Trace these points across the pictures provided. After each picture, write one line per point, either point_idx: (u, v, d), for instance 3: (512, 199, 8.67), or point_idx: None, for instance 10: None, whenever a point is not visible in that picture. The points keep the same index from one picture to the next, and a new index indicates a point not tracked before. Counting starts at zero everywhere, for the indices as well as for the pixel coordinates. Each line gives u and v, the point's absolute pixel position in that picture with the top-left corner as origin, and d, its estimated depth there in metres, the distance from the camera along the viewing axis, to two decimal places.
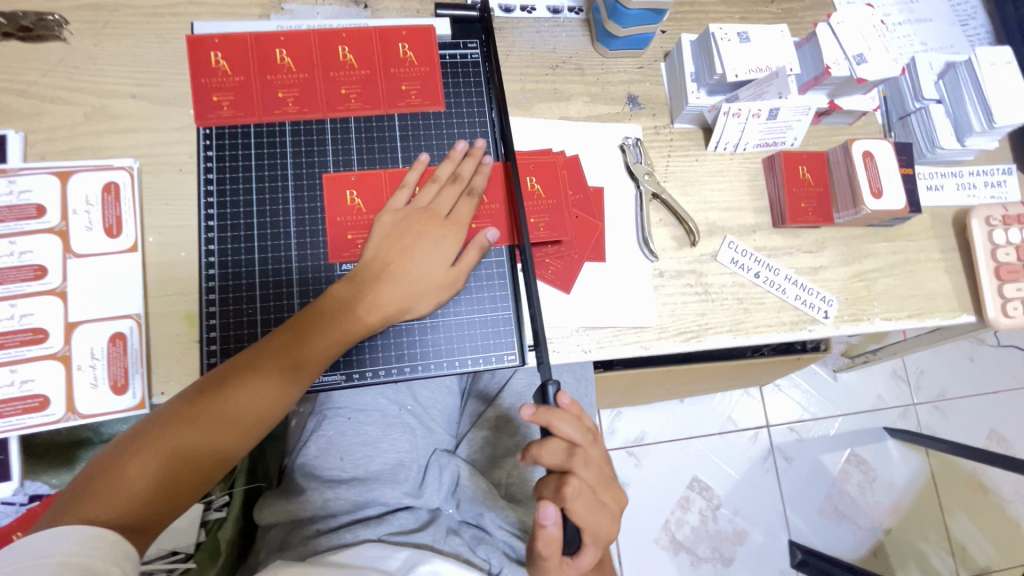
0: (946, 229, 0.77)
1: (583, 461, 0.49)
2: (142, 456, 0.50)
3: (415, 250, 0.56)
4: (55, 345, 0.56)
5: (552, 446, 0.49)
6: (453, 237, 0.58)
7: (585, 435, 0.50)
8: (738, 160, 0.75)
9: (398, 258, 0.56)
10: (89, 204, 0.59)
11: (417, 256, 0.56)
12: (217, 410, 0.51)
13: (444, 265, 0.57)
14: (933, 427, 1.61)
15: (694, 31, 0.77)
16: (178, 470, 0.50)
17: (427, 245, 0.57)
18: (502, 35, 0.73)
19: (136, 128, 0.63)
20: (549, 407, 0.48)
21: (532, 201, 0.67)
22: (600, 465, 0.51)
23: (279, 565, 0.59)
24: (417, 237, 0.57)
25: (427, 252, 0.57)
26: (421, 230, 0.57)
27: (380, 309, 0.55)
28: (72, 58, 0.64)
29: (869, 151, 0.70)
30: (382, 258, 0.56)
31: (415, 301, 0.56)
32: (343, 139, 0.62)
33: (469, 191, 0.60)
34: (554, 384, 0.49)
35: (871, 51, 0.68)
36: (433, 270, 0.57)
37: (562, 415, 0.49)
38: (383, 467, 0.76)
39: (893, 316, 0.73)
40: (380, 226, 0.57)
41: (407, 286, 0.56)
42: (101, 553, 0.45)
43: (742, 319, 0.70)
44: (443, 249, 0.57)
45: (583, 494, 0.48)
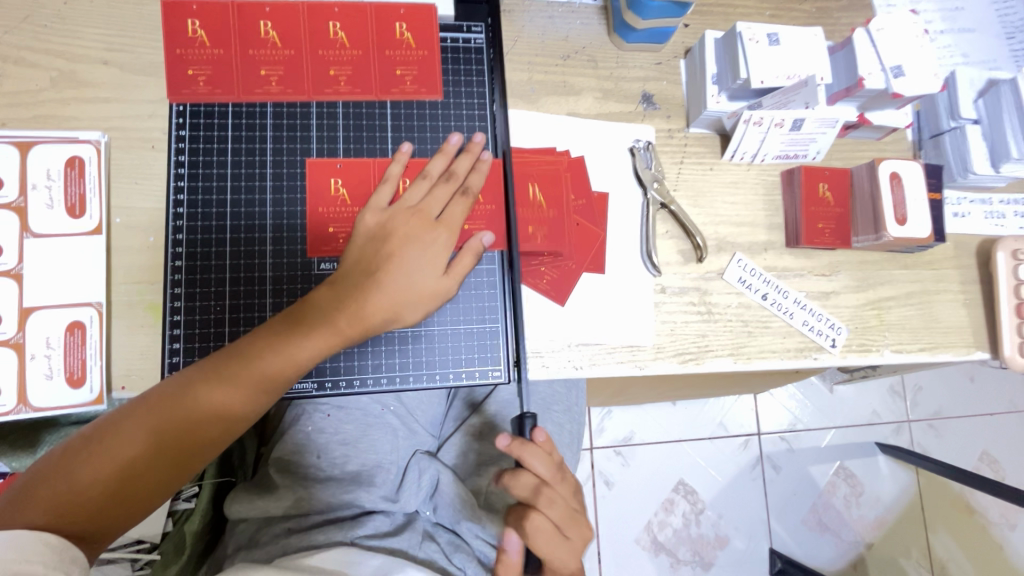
0: (968, 260, 0.73)
1: (549, 500, 0.50)
2: (97, 461, 0.46)
3: (401, 255, 0.51)
4: (9, 332, 0.53)
5: (521, 479, 0.49)
6: (443, 241, 0.53)
7: (554, 472, 0.50)
8: (755, 171, 0.70)
9: (383, 265, 0.51)
10: (51, 180, 0.55)
11: (404, 263, 0.51)
12: (180, 421, 0.48)
13: (435, 273, 0.52)
14: (927, 446, 1.59)
15: (719, 26, 0.71)
16: (134, 478, 0.47)
17: (416, 251, 0.52)
18: (510, 18, 0.68)
19: (106, 98, 0.58)
20: (521, 439, 0.49)
21: (532, 206, 0.62)
22: (567, 503, 0.51)
23: (243, 568, 0.56)
24: (404, 241, 0.52)
25: (415, 258, 0.51)
26: (409, 233, 0.52)
27: (363, 320, 0.49)
28: (39, 16, 0.59)
29: (897, 173, 0.65)
30: (365, 265, 0.51)
31: (403, 310, 0.51)
32: (329, 126, 0.58)
33: (464, 190, 0.55)
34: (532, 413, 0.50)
35: (911, 64, 0.62)
36: (422, 278, 0.51)
37: (530, 448, 0.49)
38: (359, 468, 0.72)
39: (903, 349, 0.69)
40: (364, 228, 0.53)
41: (394, 296, 0.50)
42: (42, 558, 0.43)
43: (745, 343, 0.66)
44: (433, 255, 0.52)
45: (543, 530, 0.49)
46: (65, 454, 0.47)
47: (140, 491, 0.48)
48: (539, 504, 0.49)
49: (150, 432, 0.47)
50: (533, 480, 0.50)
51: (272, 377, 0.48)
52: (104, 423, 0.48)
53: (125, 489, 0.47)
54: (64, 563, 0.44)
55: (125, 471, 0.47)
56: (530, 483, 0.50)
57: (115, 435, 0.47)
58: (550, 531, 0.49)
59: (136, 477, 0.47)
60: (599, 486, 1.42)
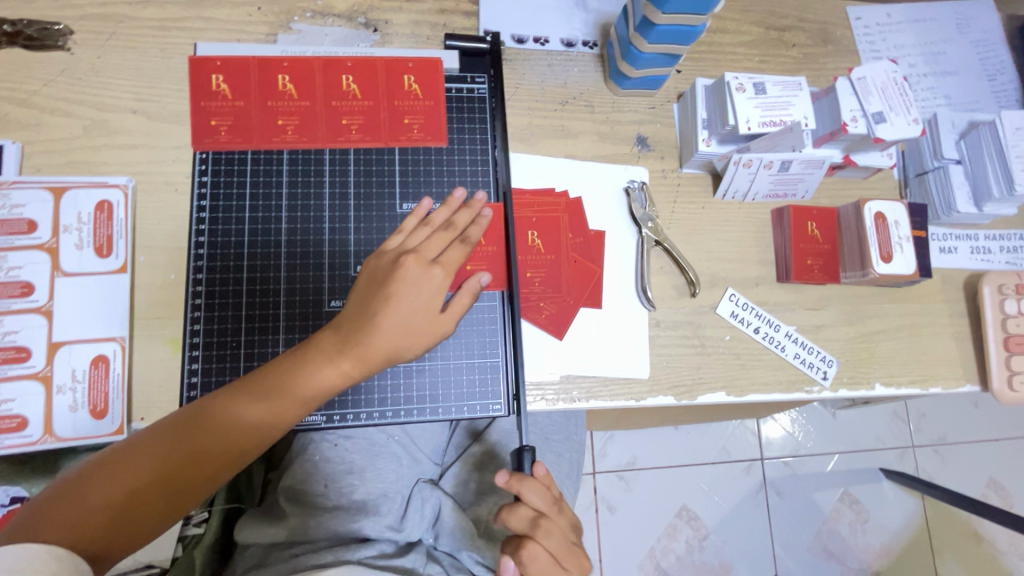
0: (956, 293, 0.75)
1: (546, 532, 0.49)
2: (109, 484, 0.49)
3: (400, 296, 0.52)
4: (37, 365, 0.56)
5: (519, 512, 0.49)
6: (441, 279, 0.54)
7: (552, 506, 0.50)
8: (746, 209, 0.73)
9: (378, 305, 0.52)
10: (81, 222, 0.59)
11: (400, 305, 0.52)
12: (189, 447, 0.50)
13: (432, 311, 0.54)
14: (932, 472, 1.58)
15: (710, 72, 0.75)
16: (143, 501, 0.49)
17: (413, 290, 0.53)
18: (512, 67, 0.72)
19: (134, 145, 0.62)
20: (522, 476, 0.48)
21: (532, 255, 0.66)
22: (563, 535, 0.51)
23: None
24: (402, 282, 0.53)
25: (413, 298, 0.53)
26: (407, 275, 0.53)
27: (366, 358, 0.52)
28: (75, 69, 0.63)
29: (882, 212, 0.68)
30: (363, 307, 0.53)
31: (404, 349, 0.53)
32: (341, 169, 0.62)
33: (462, 238, 0.57)
34: (531, 452, 0.50)
35: (891, 110, 0.66)
36: (417, 316, 0.53)
37: (533, 485, 0.49)
38: (366, 497, 0.76)
39: (893, 381, 0.71)
40: (368, 272, 0.55)
41: (392, 337, 0.52)
42: (49, 568, 0.44)
43: (738, 376, 0.68)
44: (429, 295, 0.53)
45: (539, 561, 0.48)
46: (80, 478, 0.49)
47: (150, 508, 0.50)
48: (537, 535, 0.49)
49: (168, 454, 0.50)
50: (531, 513, 0.49)
51: (287, 406, 0.51)
52: (120, 448, 0.51)
53: (134, 507, 0.49)
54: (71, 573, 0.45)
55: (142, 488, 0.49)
56: (529, 516, 0.49)
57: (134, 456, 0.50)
58: (546, 562, 0.49)
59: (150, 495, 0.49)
60: (602, 511, 1.42)
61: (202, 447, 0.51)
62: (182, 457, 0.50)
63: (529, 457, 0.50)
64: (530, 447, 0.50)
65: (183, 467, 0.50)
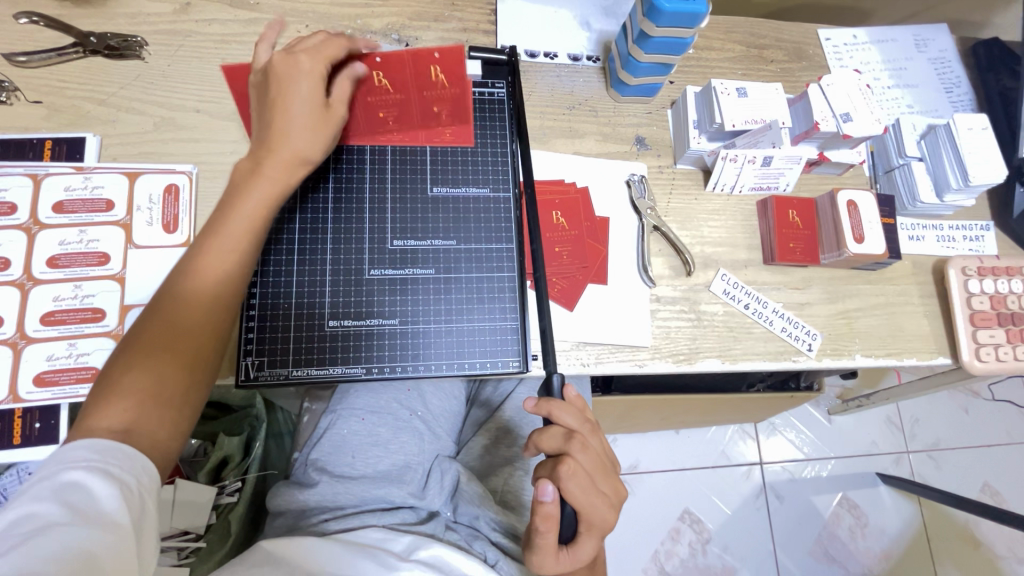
0: (926, 277, 0.83)
1: (581, 446, 0.51)
2: (128, 376, 0.49)
3: (283, 96, 0.57)
4: (111, 324, 0.63)
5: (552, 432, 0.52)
6: (309, 65, 0.58)
7: (584, 424, 0.53)
8: (735, 200, 0.82)
9: (273, 110, 0.57)
10: (152, 202, 0.67)
11: (285, 104, 0.57)
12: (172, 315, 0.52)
13: (321, 98, 0.58)
14: (926, 475, 1.63)
15: (699, 83, 0.85)
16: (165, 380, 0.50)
17: (296, 91, 0.57)
18: (526, 77, 0.82)
19: (197, 139, 0.71)
20: (551, 398, 0.53)
21: (556, 232, 0.75)
22: (598, 454, 0.53)
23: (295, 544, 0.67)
24: (287, 87, 0.57)
25: (300, 93, 0.57)
26: (280, 72, 0.57)
27: (279, 164, 0.57)
28: (148, 75, 0.73)
29: (854, 201, 0.77)
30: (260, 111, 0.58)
31: (308, 150, 0.58)
32: (380, 158, 0.71)
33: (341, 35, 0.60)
34: (559, 376, 0.54)
35: (857, 111, 0.76)
36: (308, 109, 0.58)
37: (564, 406, 0.53)
38: (391, 467, 0.82)
39: (872, 354, 0.79)
40: (252, 86, 0.59)
41: (283, 153, 0.57)
42: (121, 465, 0.45)
43: (731, 346, 0.76)
44: (316, 83, 0.58)
45: (578, 474, 0.51)
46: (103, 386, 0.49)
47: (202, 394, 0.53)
48: (572, 450, 0.51)
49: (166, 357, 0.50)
50: (564, 431, 0.52)
51: (251, 204, 0.56)
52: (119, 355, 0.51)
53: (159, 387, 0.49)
54: (139, 471, 0.46)
55: (175, 395, 0.50)
56: (562, 434, 0.52)
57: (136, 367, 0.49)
58: (584, 475, 0.51)
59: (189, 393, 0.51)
60: None
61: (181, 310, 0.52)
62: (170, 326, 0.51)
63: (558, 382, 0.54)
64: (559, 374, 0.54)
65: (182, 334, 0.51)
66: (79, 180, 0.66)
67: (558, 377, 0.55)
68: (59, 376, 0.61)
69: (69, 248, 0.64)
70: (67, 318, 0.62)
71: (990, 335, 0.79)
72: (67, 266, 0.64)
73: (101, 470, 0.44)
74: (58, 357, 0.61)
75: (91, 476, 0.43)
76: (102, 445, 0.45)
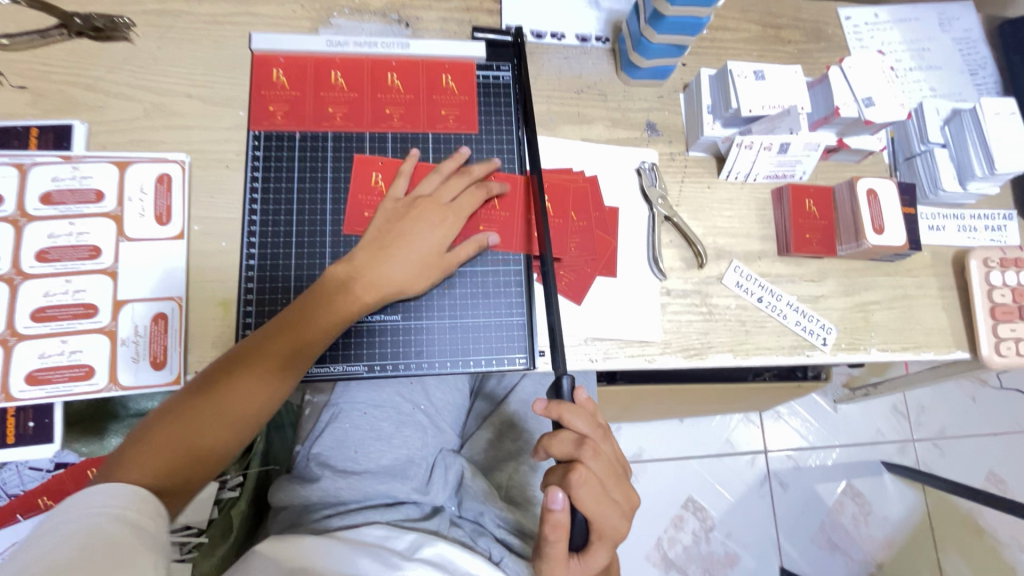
0: (945, 268, 0.80)
1: (593, 452, 0.50)
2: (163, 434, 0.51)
3: (410, 236, 0.61)
4: (104, 320, 0.61)
5: (563, 437, 0.51)
6: (450, 223, 0.63)
7: (596, 430, 0.52)
8: (749, 189, 0.79)
9: (396, 240, 0.61)
10: (143, 193, 0.64)
11: (413, 240, 0.61)
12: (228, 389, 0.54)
13: (439, 247, 0.62)
14: (931, 464, 1.62)
15: (713, 65, 0.82)
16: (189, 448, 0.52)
17: (426, 230, 0.62)
18: (532, 59, 0.78)
19: (189, 126, 0.68)
20: (562, 401, 0.51)
21: (562, 221, 0.72)
22: (610, 460, 0.52)
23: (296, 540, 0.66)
24: (416, 230, 0.61)
25: (424, 239, 0.61)
26: (421, 214, 0.62)
27: (375, 284, 0.59)
28: (136, 58, 0.70)
29: (874, 189, 0.74)
30: (380, 239, 0.61)
31: (409, 282, 0.60)
32: (379, 146, 0.68)
33: (477, 184, 0.66)
34: (570, 378, 0.52)
35: (879, 95, 0.72)
36: (428, 250, 0.61)
37: (575, 410, 0.51)
38: (394, 462, 0.80)
39: (889, 348, 0.76)
40: (383, 210, 0.63)
41: (404, 265, 0.60)
42: (136, 507, 0.45)
43: (744, 340, 0.73)
44: (439, 233, 0.62)
45: (589, 482, 0.49)
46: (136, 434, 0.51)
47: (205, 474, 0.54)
48: (583, 457, 0.49)
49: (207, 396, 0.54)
50: (575, 437, 0.51)
51: (360, 293, 0.59)
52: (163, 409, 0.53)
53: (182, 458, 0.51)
54: (154, 513, 0.46)
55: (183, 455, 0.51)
56: (573, 440, 0.51)
57: (175, 403, 0.53)
58: (596, 484, 0.49)
59: (199, 439, 0.52)
60: None
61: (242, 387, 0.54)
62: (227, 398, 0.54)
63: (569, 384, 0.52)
64: (569, 375, 0.52)
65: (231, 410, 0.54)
66: (67, 170, 0.64)
67: (568, 379, 0.54)
68: (51, 374, 0.59)
69: (58, 241, 0.62)
70: (58, 314, 0.60)
71: (1011, 329, 0.76)
72: (56, 260, 0.61)
73: (118, 514, 0.44)
74: (50, 354, 0.59)
75: (105, 519, 0.43)
76: (120, 493, 0.46)
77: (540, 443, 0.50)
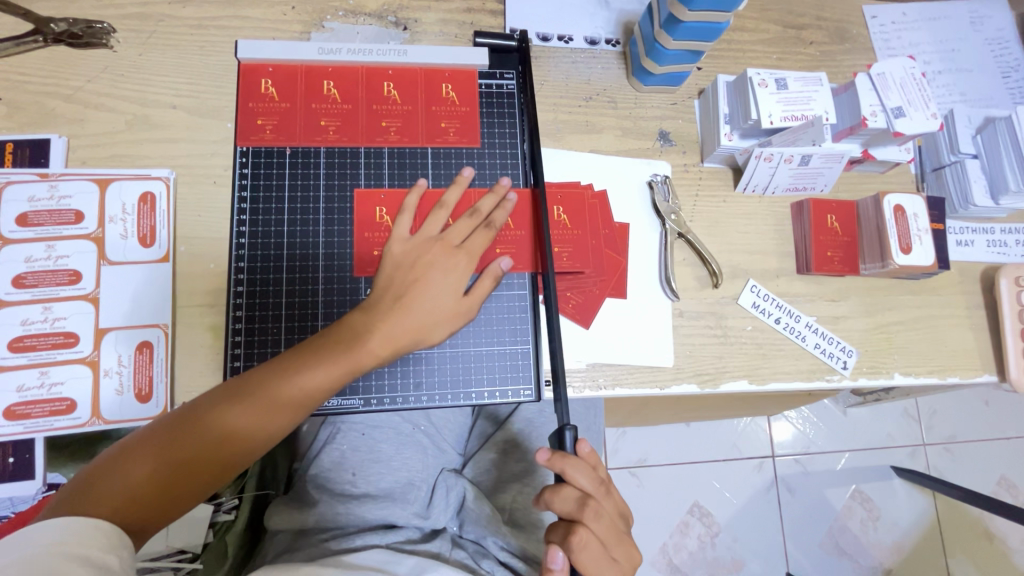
0: (973, 286, 0.76)
1: (593, 514, 0.51)
2: (148, 461, 0.49)
3: (423, 283, 0.56)
4: (85, 350, 0.57)
5: (565, 494, 0.52)
6: (464, 266, 0.58)
7: (598, 488, 0.52)
8: (766, 203, 0.75)
9: (407, 289, 0.56)
10: (126, 213, 0.61)
11: (427, 289, 0.56)
12: (223, 424, 0.50)
13: (455, 295, 0.57)
14: (942, 469, 1.56)
15: (730, 69, 0.77)
16: (174, 479, 0.49)
17: (439, 275, 0.57)
18: (538, 64, 0.74)
19: (174, 139, 0.64)
20: (566, 455, 0.51)
21: (559, 231, 0.67)
22: (611, 519, 0.53)
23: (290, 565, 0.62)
24: (429, 272, 0.57)
25: (439, 284, 0.57)
26: (433, 260, 0.57)
27: (389, 340, 0.54)
28: (117, 66, 0.65)
29: (901, 205, 0.70)
30: (391, 290, 0.56)
31: (428, 331, 0.56)
32: (376, 162, 0.65)
33: (487, 224, 0.61)
34: (572, 430, 0.52)
35: (910, 105, 0.67)
36: (444, 299, 0.56)
37: (578, 465, 0.51)
38: (394, 484, 0.77)
39: (912, 371, 0.73)
40: (391, 256, 0.58)
41: (420, 318, 0.55)
42: (98, 543, 0.44)
43: (760, 365, 0.70)
44: (454, 280, 0.57)
45: (589, 544, 0.50)
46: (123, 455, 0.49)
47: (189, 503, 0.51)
48: (584, 517, 0.51)
49: (198, 435, 0.50)
50: (577, 494, 0.52)
51: (372, 344, 0.53)
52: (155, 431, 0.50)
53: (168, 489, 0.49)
54: (117, 548, 0.45)
55: (166, 485, 0.49)
56: (576, 498, 0.52)
57: (168, 429, 0.50)
58: (595, 545, 0.51)
59: (182, 478, 0.49)
60: None
61: (237, 423, 0.51)
62: (221, 433, 0.50)
63: (571, 438, 0.52)
64: (571, 427, 0.52)
65: (224, 445, 0.50)
66: (45, 189, 0.60)
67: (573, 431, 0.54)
68: (32, 408, 0.56)
69: (36, 266, 0.58)
70: (38, 344, 0.57)
71: None
72: (35, 286, 0.58)
73: (77, 552, 0.43)
74: (30, 386, 0.56)
75: (63, 560, 0.42)
76: (79, 525, 0.44)
77: (542, 500, 0.52)
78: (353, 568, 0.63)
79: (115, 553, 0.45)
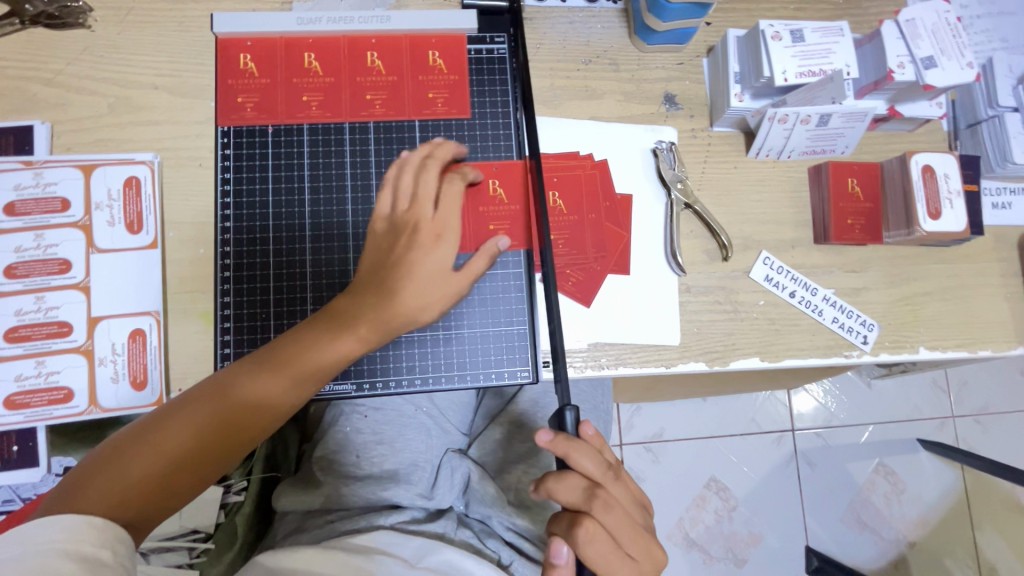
0: (1009, 252, 0.70)
1: (601, 504, 0.49)
2: (146, 451, 0.48)
3: (410, 261, 0.53)
4: (79, 339, 0.57)
5: (571, 482, 0.50)
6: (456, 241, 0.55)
7: (605, 474, 0.51)
8: (782, 168, 0.70)
9: (397, 267, 0.53)
10: (112, 199, 0.60)
11: (417, 265, 0.53)
12: (219, 410, 0.50)
13: (448, 274, 0.54)
14: (972, 441, 1.50)
15: (742, 23, 0.71)
16: (177, 469, 0.48)
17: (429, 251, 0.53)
18: (532, 25, 0.69)
19: (157, 121, 0.62)
20: (570, 439, 0.50)
21: (554, 217, 0.65)
22: (623, 509, 0.51)
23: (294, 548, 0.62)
24: (420, 246, 0.53)
25: (430, 260, 0.53)
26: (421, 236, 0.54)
27: (379, 320, 0.52)
28: (96, 47, 0.63)
29: (931, 165, 0.64)
30: (381, 270, 0.53)
31: (420, 311, 0.53)
32: (361, 140, 0.62)
33: None
34: (575, 412, 0.52)
35: (942, 54, 0.61)
36: (437, 278, 0.53)
37: (582, 450, 0.50)
38: (397, 466, 0.76)
39: (938, 345, 0.68)
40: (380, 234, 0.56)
41: (411, 297, 0.52)
42: (91, 538, 0.43)
43: (773, 341, 0.66)
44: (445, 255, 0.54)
45: (596, 536, 0.49)
46: (118, 448, 0.48)
47: (192, 493, 0.51)
48: (592, 508, 0.49)
49: (200, 422, 0.49)
50: (585, 483, 0.50)
51: (364, 324, 0.52)
52: (151, 420, 0.49)
53: (169, 480, 0.48)
54: (113, 542, 0.44)
55: (168, 475, 0.48)
56: (582, 486, 0.50)
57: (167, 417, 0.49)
58: (604, 537, 0.49)
59: (185, 466, 0.49)
60: None
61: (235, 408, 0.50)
62: (218, 419, 0.50)
63: (572, 419, 0.51)
64: (575, 412, 0.52)
65: (222, 432, 0.50)
66: (31, 177, 0.59)
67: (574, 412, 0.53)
68: (30, 398, 0.57)
69: (26, 255, 0.58)
70: (33, 334, 0.57)
71: None
72: (26, 276, 0.58)
73: (69, 549, 0.42)
74: (27, 376, 0.57)
75: (54, 557, 0.41)
76: (70, 522, 0.43)
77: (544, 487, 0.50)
78: (352, 550, 0.63)
79: (111, 547, 0.44)
